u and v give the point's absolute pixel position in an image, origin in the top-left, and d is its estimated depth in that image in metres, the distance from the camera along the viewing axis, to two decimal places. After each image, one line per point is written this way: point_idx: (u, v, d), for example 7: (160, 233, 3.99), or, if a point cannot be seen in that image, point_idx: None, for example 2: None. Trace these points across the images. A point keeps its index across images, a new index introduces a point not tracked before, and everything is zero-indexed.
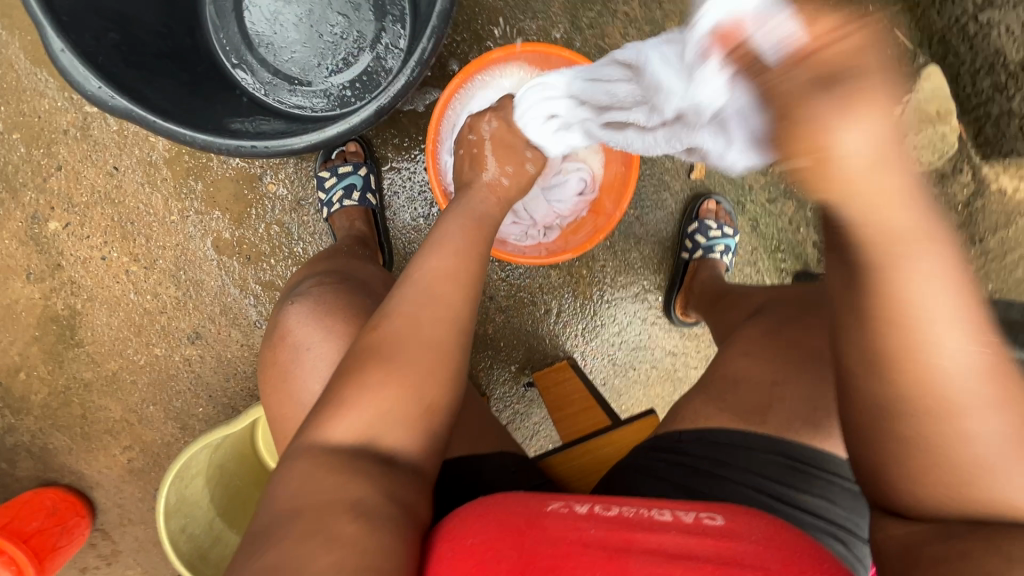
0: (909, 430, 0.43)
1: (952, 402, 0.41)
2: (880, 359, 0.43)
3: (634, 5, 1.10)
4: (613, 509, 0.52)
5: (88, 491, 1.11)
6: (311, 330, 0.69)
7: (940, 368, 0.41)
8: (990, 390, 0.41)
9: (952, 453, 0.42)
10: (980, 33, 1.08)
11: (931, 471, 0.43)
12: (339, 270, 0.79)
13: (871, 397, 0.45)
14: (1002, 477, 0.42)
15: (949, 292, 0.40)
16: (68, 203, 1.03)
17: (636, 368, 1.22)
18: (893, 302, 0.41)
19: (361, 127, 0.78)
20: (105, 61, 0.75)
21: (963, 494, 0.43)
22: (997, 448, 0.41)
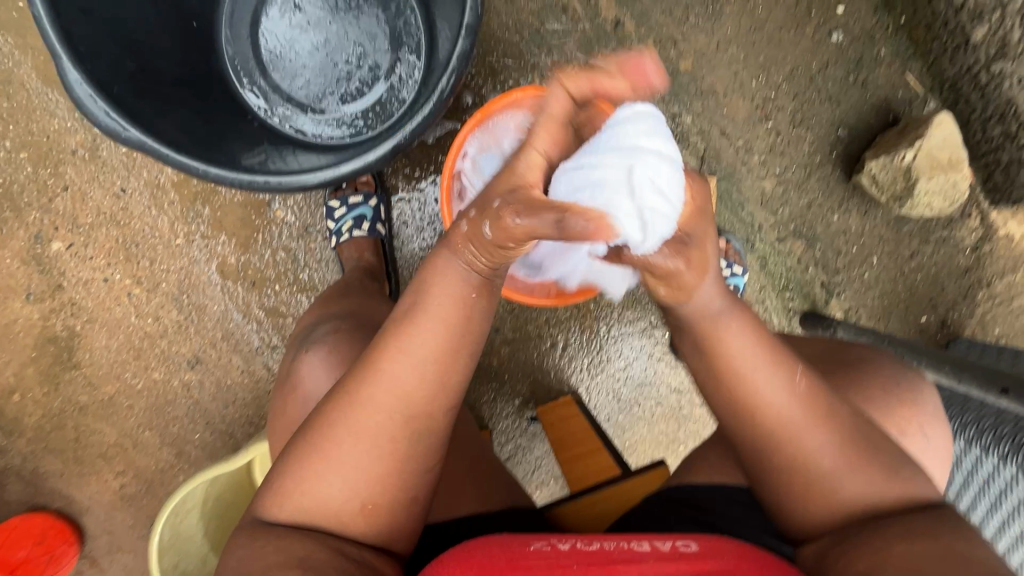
0: (777, 458, 0.59)
1: (786, 423, 0.58)
2: (731, 405, 0.60)
3: (649, 43, 1.11)
4: (594, 544, 0.55)
5: (78, 517, 1.09)
6: (320, 382, 0.68)
7: (764, 396, 0.58)
8: (809, 420, 0.58)
9: (804, 462, 0.58)
10: (992, 82, 1.06)
11: (805, 485, 0.58)
12: (355, 315, 0.77)
13: (741, 440, 0.61)
14: (843, 481, 0.57)
15: (755, 352, 0.59)
16: (73, 223, 1.02)
17: (641, 405, 1.21)
18: (728, 365, 0.59)
19: (376, 164, 0.77)
20: (120, 91, 0.75)
21: (826, 502, 0.58)
22: (826, 453, 0.57)
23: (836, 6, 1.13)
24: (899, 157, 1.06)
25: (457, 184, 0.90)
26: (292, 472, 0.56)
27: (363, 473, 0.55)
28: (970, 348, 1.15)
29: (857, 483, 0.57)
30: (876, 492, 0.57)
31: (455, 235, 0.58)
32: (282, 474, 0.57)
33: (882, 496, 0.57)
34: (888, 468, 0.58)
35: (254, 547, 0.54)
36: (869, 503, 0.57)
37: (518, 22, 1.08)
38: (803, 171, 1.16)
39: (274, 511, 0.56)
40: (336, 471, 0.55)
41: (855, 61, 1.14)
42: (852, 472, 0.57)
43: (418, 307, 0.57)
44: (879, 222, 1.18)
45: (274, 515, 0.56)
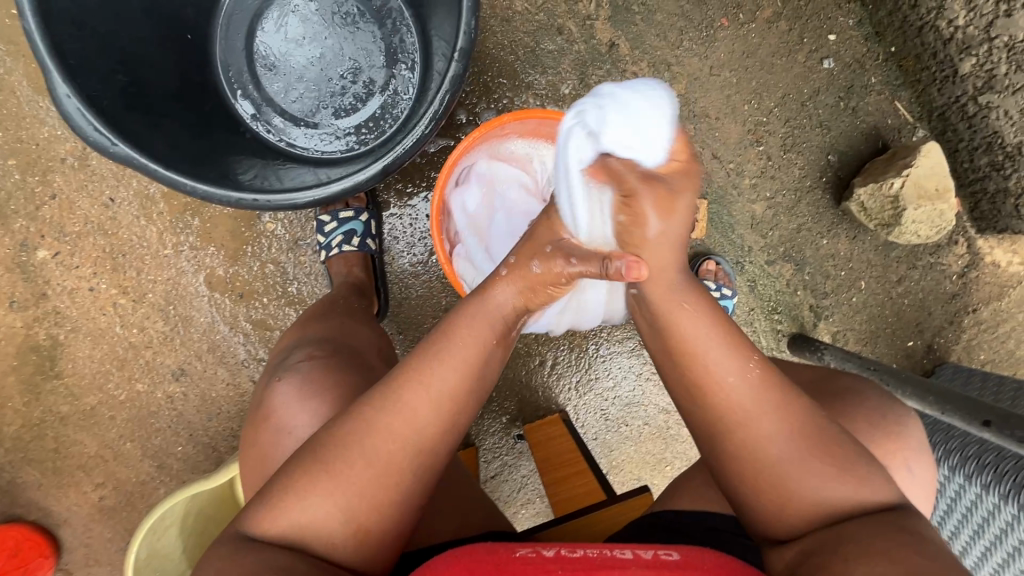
0: (732, 443, 0.60)
1: (736, 405, 0.61)
2: (688, 382, 0.63)
3: (643, 66, 1.12)
4: (578, 551, 0.53)
5: (55, 529, 1.07)
6: (292, 415, 0.68)
7: (717, 376, 0.61)
8: (763, 404, 0.60)
9: (759, 450, 0.59)
10: (979, 113, 1.08)
11: (761, 474, 0.59)
12: (330, 339, 0.77)
13: (697, 419, 0.63)
14: (795, 474, 0.58)
15: (709, 332, 0.63)
16: (59, 231, 1.01)
17: (628, 424, 1.21)
18: (684, 346, 0.63)
19: (366, 184, 0.78)
20: (109, 105, 0.75)
21: (783, 497, 0.59)
22: (782, 445, 0.59)
23: (828, 34, 1.14)
24: (888, 185, 1.07)
25: (446, 224, 0.92)
26: (290, 487, 0.55)
27: (360, 498, 0.55)
28: (955, 374, 1.16)
29: (812, 476, 0.58)
30: (832, 490, 0.58)
31: (495, 283, 0.66)
32: (278, 490, 0.56)
33: (837, 492, 0.58)
34: (843, 463, 0.59)
35: (236, 560, 0.53)
36: (826, 501, 0.58)
37: (514, 42, 1.08)
38: (794, 195, 1.17)
39: (263, 527, 0.55)
40: (336, 491, 0.55)
41: (846, 89, 1.16)
42: (808, 462, 0.58)
43: (441, 340, 0.61)
44: (867, 247, 1.19)
45: (263, 531, 0.55)
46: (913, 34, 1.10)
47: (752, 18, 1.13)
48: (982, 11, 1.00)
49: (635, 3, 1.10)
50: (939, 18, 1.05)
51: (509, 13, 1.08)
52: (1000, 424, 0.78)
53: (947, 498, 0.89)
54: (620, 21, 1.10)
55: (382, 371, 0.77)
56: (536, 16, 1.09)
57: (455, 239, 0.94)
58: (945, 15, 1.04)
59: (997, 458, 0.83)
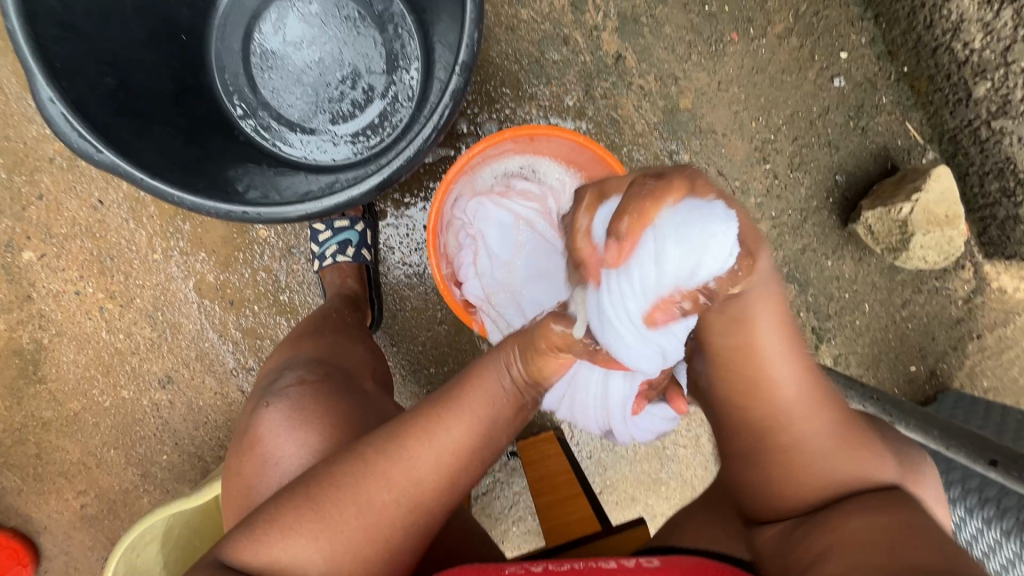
0: (765, 421, 0.66)
1: (778, 390, 0.64)
2: (738, 374, 0.65)
3: (650, 79, 1.09)
4: (565, 565, 0.57)
5: (35, 536, 1.05)
6: (281, 443, 0.66)
7: (768, 369, 0.64)
8: (810, 396, 0.66)
9: (789, 430, 0.65)
10: (992, 138, 1.05)
11: (790, 455, 0.65)
12: (322, 360, 0.74)
13: (742, 404, 0.67)
14: (819, 456, 0.65)
15: (777, 334, 0.63)
16: (46, 233, 0.98)
17: (624, 444, 1.18)
18: (749, 343, 0.63)
19: (361, 199, 0.75)
20: (96, 111, 0.72)
21: (803, 476, 0.65)
22: (805, 426, 0.65)
23: (839, 52, 1.12)
24: (896, 210, 1.05)
25: (447, 248, 0.91)
26: (276, 519, 0.54)
27: (347, 547, 0.53)
28: (957, 402, 1.13)
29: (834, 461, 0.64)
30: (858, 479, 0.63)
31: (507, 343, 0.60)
32: (262, 523, 0.54)
33: (853, 475, 0.63)
34: (860, 449, 0.65)
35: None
36: (842, 480, 0.63)
37: (518, 51, 1.06)
38: (799, 215, 1.15)
39: (240, 556, 0.53)
40: (324, 536, 0.53)
41: (856, 108, 1.13)
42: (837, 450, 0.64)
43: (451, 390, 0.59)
44: (872, 270, 1.17)
45: (240, 559, 0.53)
46: (926, 55, 1.07)
47: (762, 33, 1.10)
48: (999, 36, 0.97)
49: (644, 14, 1.07)
50: (954, 40, 1.02)
51: (514, 22, 1.05)
52: (1006, 464, 0.76)
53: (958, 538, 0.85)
54: (628, 33, 1.08)
55: (375, 395, 0.75)
56: (542, 25, 1.06)
57: (452, 261, 0.91)
58: (960, 37, 1.02)
59: (999, 493, 0.81)
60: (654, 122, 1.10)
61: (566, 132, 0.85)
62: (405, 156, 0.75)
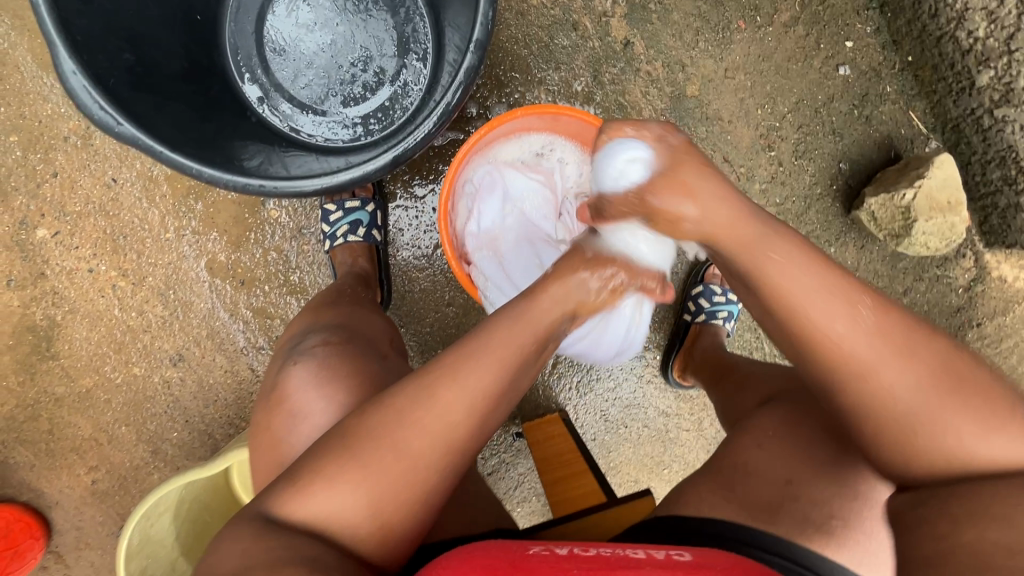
0: (850, 395, 0.55)
1: (855, 357, 0.54)
2: (802, 336, 0.56)
3: (657, 66, 1.10)
4: (591, 551, 0.50)
5: (46, 511, 1.06)
6: (308, 399, 0.67)
7: (831, 327, 0.54)
8: (888, 354, 0.53)
9: (880, 403, 0.54)
10: (994, 126, 1.07)
11: (887, 432, 0.54)
12: (344, 325, 0.76)
13: (815, 370, 0.56)
14: (927, 431, 0.53)
15: (816, 280, 0.56)
16: (60, 211, 0.99)
17: (628, 426, 1.20)
18: (784, 297, 0.56)
19: (376, 174, 0.76)
20: (116, 85, 0.73)
21: (909, 454, 0.54)
22: (906, 394, 0.53)
23: (844, 41, 1.13)
24: (900, 196, 1.07)
25: (456, 223, 0.91)
26: (316, 472, 0.54)
27: (389, 493, 0.53)
28: None
29: (956, 427, 0.52)
30: (965, 454, 0.52)
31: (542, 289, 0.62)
32: (303, 472, 0.54)
33: (959, 453, 0.52)
34: (978, 414, 0.52)
35: (248, 541, 0.50)
36: (956, 458, 0.53)
37: (528, 36, 1.07)
38: (803, 202, 1.16)
39: (281, 510, 0.53)
40: (365, 482, 0.53)
41: (860, 97, 1.14)
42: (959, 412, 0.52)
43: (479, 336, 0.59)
44: (875, 257, 1.18)
45: (280, 513, 0.53)
46: (931, 44, 1.09)
47: (769, 21, 1.11)
48: (1003, 24, 0.99)
49: (652, 1, 1.08)
50: (959, 28, 1.04)
51: (524, 7, 1.06)
52: None
53: None
54: (636, 20, 1.09)
55: (396, 360, 0.77)
56: (552, 11, 1.07)
57: (466, 240, 0.92)
58: (964, 26, 1.04)
59: None
60: (661, 108, 1.12)
61: (578, 112, 0.85)
62: (418, 139, 0.77)
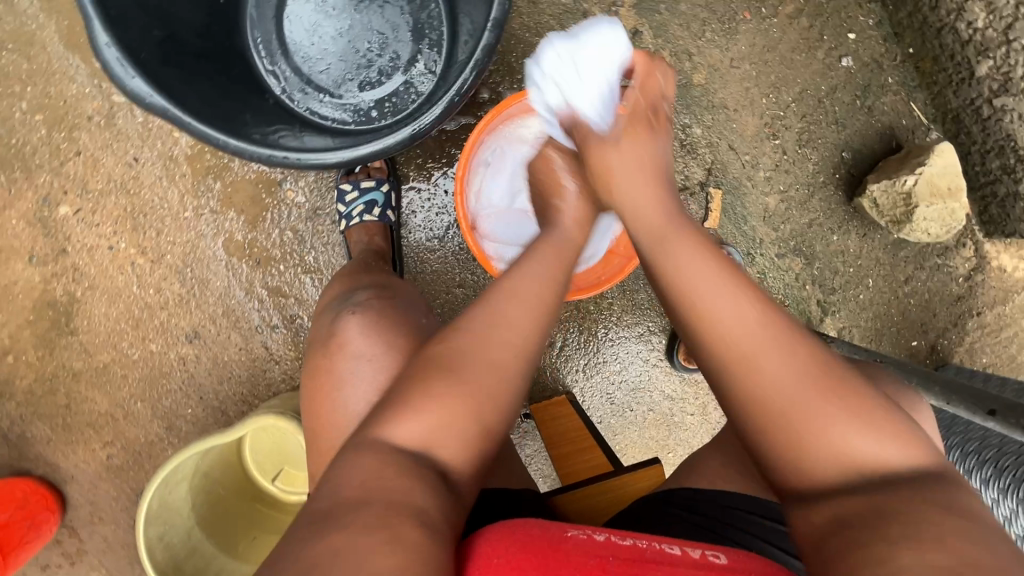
0: (751, 392, 0.55)
1: (743, 350, 0.56)
2: (703, 333, 0.59)
3: (664, 54, 1.13)
4: (627, 540, 0.53)
5: (62, 485, 1.08)
6: (370, 342, 0.69)
7: (716, 317, 0.58)
8: (775, 341, 0.56)
9: (770, 396, 0.54)
10: (993, 116, 1.09)
11: (786, 433, 0.53)
12: (390, 286, 0.80)
13: (722, 370, 0.57)
14: (819, 427, 0.52)
15: (714, 268, 0.62)
16: (82, 189, 1.02)
17: (633, 410, 1.22)
18: (690, 290, 0.61)
19: (394, 149, 0.78)
20: (146, 59, 0.76)
21: (811, 457, 0.52)
22: (795, 389, 0.54)
23: (847, 32, 1.16)
24: (901, 182, 1.09)
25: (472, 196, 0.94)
26: (412, 391, 0.55)
27: (487, 398, 0.56)
28: (958, 374, 1.17)
29: (838, 422, 0.52)
30: (856, 453, 0.52)
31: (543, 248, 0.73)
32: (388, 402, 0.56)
33: (847, 451, 0.52)
34: (859, 411, 0.53)
35: (378, 461, 0.50)
36: (854, 457, 0.51)
37: (539, 24, 1.10)
38: (806, 190, 1.19)
39: (388, 433, 0.53)
40: (466, 390, 0.55)
41: (863, 87, 1.17)
42: (832, 410, 0.52)
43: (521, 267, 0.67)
44: (876, 246, 1.21)
45: (390, 437, 0.52)
46: (931, 36, 1.11)
47: (774, 13, 1.15)
48: (1001, 14, 1.01)
49: None
50: (959, 19, 1.07)
51: None
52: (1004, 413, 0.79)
53: None
54: (645, 9, 1.12)
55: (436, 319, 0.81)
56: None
57: (480, 218, 0.95)
58: (964, 17, 1.06)
59: (999, 453, 0.84)
60: (668, 96, 1.15)
61: None
62: (441, 107, 0.77)
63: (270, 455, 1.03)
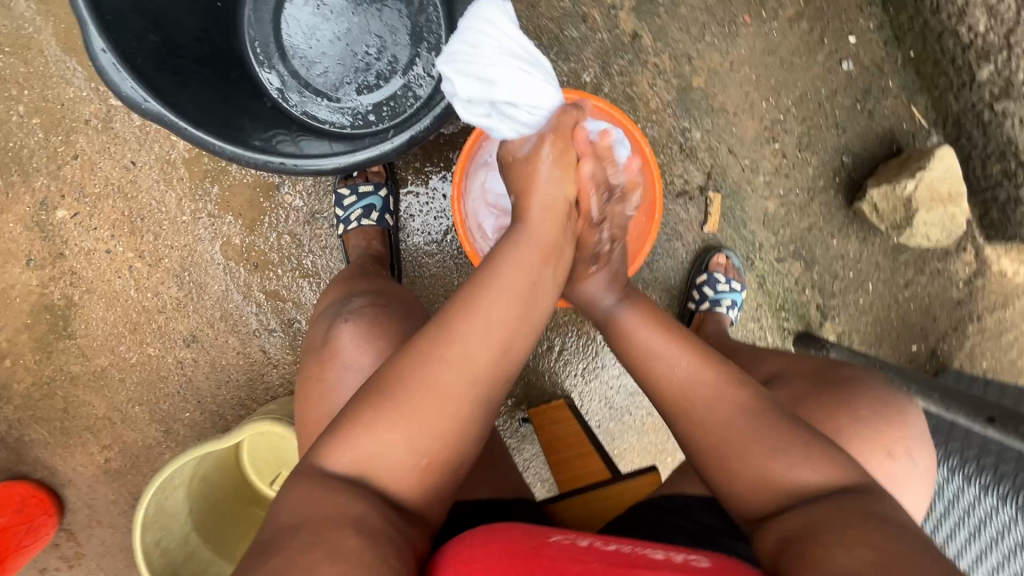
0: (687, 427, 0.64)
1: (679, 390, 0.65)
2: (652, 375, 0.68)
3: (664, 58, 1.13)
4: (612, 545, 0.52)
5: (59, 488, 1.08)
6: (360, 352, 0.69)
7: (660, 363, 0.67)
8: (707, 383, 0.64)
9: (702, 425, 0.63)
10: (994, 120, 1.08)
11: (720, 460, 0.61)
12: (386, 292, 0.80)
13: (665, 406, 0.66)
14: (745, 452, 0.59)
15: (661, 332, 0.70)
16: (80, 192, 1.02)
17: (632, 414, 1.22)
18: (639, 346, 0.70)
19: (392, 155, 0.78)
20: (142, 63, 0.76)
21: (741, 481, 0.59)
22: (722, 424, 0.62)
23: (848, 36, 1.15)
24: (901, 187, 1.09)
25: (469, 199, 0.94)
26: (360, 416, 0.54)
27: (427, 425, 0.54)
28: (958, 378, 1.17)
29: (763, 449, 0.59)
30: (775, 473, 0.58)
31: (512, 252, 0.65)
32: (373, 412, 0.55)
33: (772, 475, 0.58)
34: (786, 438, 0.59)
35: (317, 491, 0.51)
36: (778, 481, 0.57)
37: (539, 28, 1.10)
38: (806, 194, 1.18)
39: (331, 459, 0.53)
40: (404, 420, 0.54)
41: (863, 91, 1.17)
42: (761, 440, 0.59)
43: (488, 278, 0.62)
44: (876, 250, 1.20)
45: (331, 463, 0.53)
46: (932, 39, 1.11)
47: (774, 16, 1.14)
48: (1002, 19, 0.99)
49: None
50: (959, 24, 1.05)
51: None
52: None
53: (942, 498, 0.90)
54: (644, 13, 1.12)
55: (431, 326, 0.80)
56: (562, 3, 1.10)
57: (496, 209, 0.95)
58: (964, 21, 1.04)
59: (996, 459, 0.83)
60: (668, 100, 1.14)
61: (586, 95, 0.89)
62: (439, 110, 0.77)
63: (267, 460, 1.02)
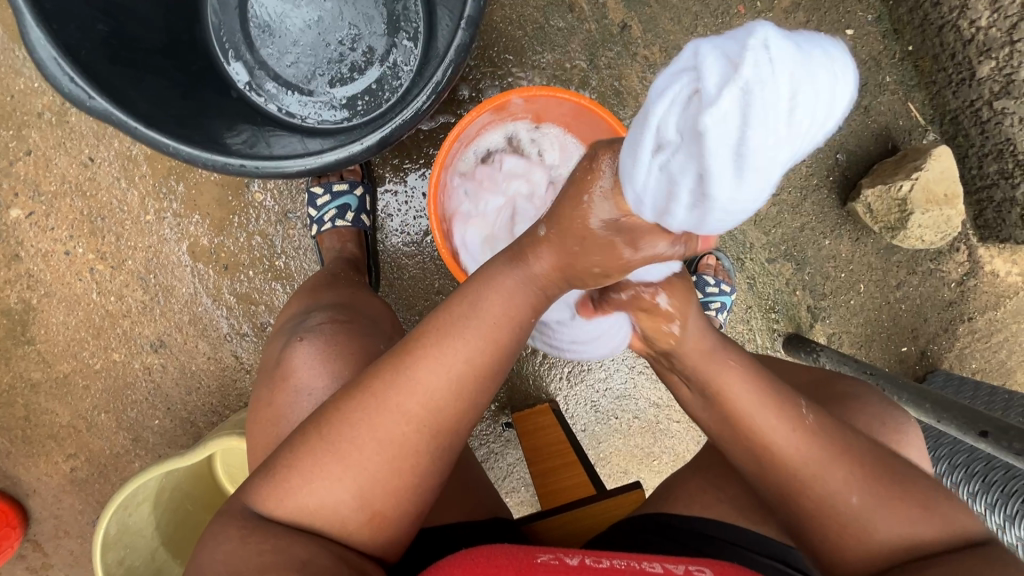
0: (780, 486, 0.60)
1: (787, 457, 0.59)
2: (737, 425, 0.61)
3: (654, 50, 1.07)
4: (604, 561, 0.50)
5: (24, 499, 1.04)
6: (314, 375, 0.66)
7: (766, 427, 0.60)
8: (827, 457, 0.58)
9: (812, 494, 0.58)
10: (992, 119, 1.06)
11: (834, 530, 0.58)
12: (348, 305, 0.75)
13: (739, 454, 0.62)
14: (866, 522, 0.57)
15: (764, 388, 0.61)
16: (35, 190, 0.96)
17: (618, 417, 1.19)
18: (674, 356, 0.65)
19: (361, 156, 0.73)
20: (87, 56, 0.70)
21: (848, 543, 0.57)
22: (846, 498, 0.57)
23: (845, 28, 1.11)
24: (896, 188, 1.05)
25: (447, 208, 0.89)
26: (295, 464, 0.52)
27: (373, 482, 0.51)
28: (947, 381, 1.15)
29: (871, 513, 0.57)
30: (900, 536, 0.56)
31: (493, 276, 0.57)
32: (323, 448, 0.51)
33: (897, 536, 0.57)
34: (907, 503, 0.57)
35: (248, 542, 0.49)
36: (896, 540, 0.56)
37: (522, 17, 1.04)
38: (799, 193, 1.15)
39: (269, 506, 0.51)
40: (347, 476, 0.51)
41: (859, 86, 1.12)
42: (868, 501, 0.57)
43: (464, 310, 0.54)
44: (868, 250, 1.17)
45: (270, 510, 0.51)
46: (932, 34, 1.07)
47: (769, 7, 1.09)
48: (1006, 13, 0.98)
49: None
50: (961, 17, 1.03)
51: None
52: (996, 434, 0.76)
53: None
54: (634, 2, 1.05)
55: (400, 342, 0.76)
56: None
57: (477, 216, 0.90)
58: (967, 15, 1.02)
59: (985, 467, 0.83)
60: None
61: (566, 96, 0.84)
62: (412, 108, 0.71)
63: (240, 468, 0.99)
